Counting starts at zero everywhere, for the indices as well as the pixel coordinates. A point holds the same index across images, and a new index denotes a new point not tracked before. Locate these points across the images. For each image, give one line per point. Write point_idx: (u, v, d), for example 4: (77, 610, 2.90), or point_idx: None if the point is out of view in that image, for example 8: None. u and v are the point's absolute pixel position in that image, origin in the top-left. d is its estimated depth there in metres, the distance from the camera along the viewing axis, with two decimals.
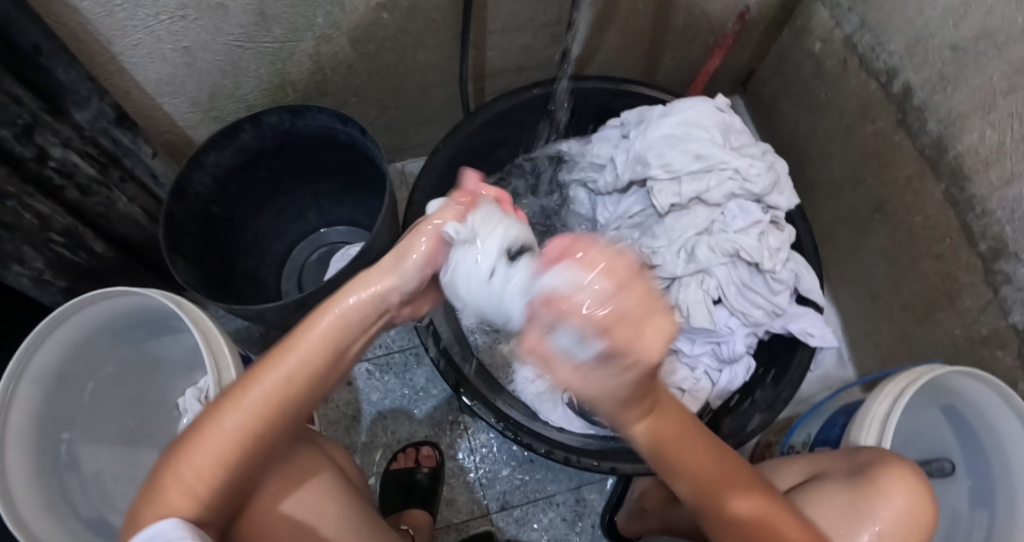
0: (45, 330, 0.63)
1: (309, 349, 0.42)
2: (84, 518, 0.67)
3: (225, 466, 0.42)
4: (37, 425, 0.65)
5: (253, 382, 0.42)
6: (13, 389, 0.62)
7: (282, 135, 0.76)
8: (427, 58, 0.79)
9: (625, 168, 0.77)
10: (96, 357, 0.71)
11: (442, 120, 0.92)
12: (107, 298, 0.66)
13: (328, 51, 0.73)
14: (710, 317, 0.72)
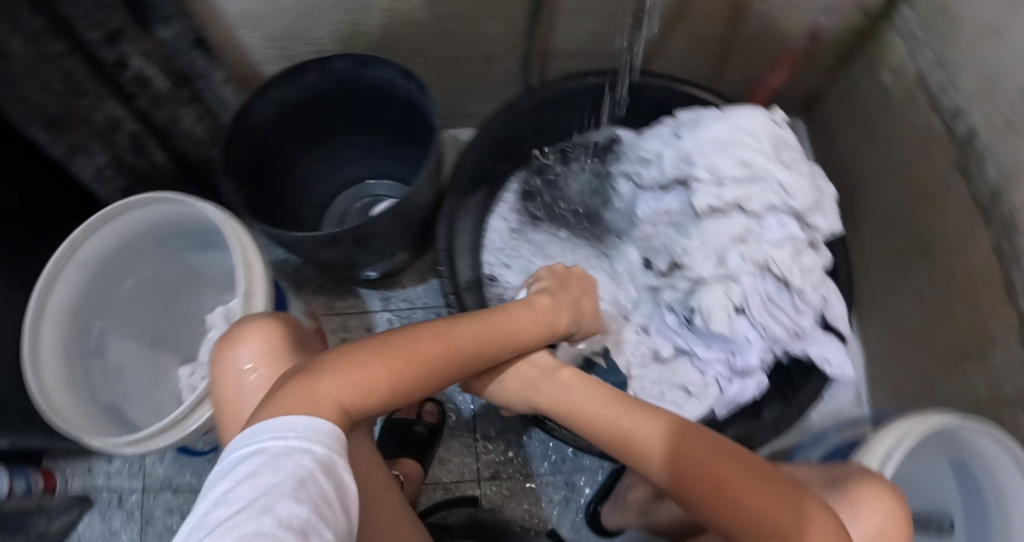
0: (96, 220, 0.69)
1: (517, 342, 0.57)
2: (101, 403, 0.71)
3: (406, 385, 0.47)
4: (75, 308, 0.70)
5: (467, 330, 0.53)
6: (59, 268, 0.68)
7: (345, 82, 0.78)
8: (495, 30, 0.81)
9: (670, 165, 0.78)
10: (138, 259, 0.76)
11: (502, 94, 0.94)
12: (159, 202, 0.71)
13: (403, 8, 0.76)
14: (730, 324, 0.72)
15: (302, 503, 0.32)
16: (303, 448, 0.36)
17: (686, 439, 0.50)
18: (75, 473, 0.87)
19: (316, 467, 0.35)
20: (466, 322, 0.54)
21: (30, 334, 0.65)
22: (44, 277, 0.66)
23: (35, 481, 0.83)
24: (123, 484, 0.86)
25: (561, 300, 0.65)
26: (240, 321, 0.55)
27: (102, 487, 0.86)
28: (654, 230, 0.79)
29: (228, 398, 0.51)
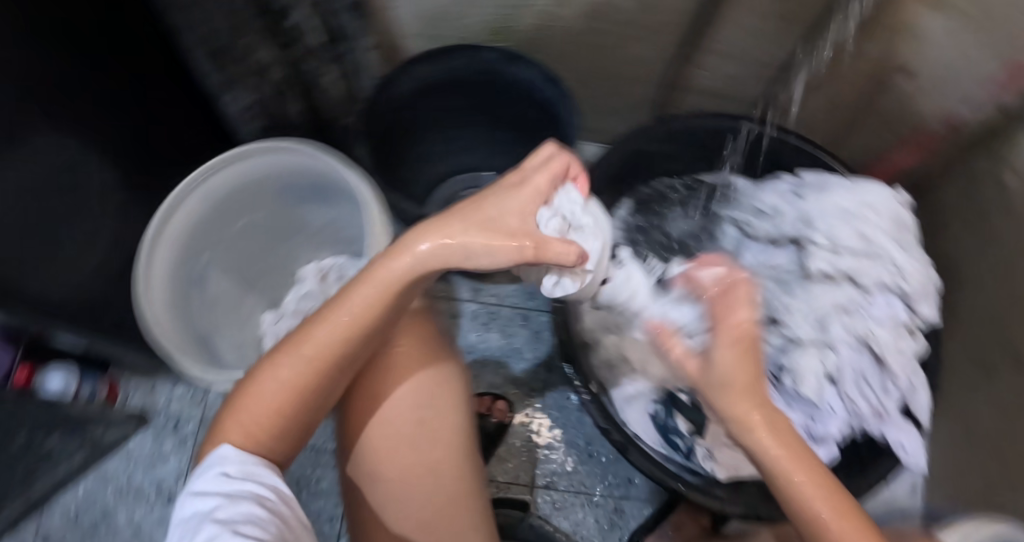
0: (232, 156, 0.71)
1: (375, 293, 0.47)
2: (196, 331, 0.73)
3: (298, 402, 0.47)
4: (192, 234, 0.73)
5: (329, 326, 0.47)
6: (186, 194, 0.70)
7: (486, 72, 0.81)
8: (641, 53, 0.86)
9: (790, 224, 0.79)
10: (258, 202, 0.78)
11: (630, 114, 0.97)
12: (289, 152, 0.73)
13: (558, 14, 0.80)
14: (817, 389, 0.72)
15: (250, 512, 0.41)
16: (225, 473, 0.43)
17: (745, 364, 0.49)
18: (138, 389, 0.89)
19: (233, 481, 0.43)
20: (320, 320, 0.47)
21: (149, 248, 0.68)
22: (173, 199, 0.68)
23: (99, 391, 0.85)
24: (182, 411, 0.87)
25: (409, 253, 0.46)
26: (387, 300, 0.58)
27: (162, 409, 0.87)
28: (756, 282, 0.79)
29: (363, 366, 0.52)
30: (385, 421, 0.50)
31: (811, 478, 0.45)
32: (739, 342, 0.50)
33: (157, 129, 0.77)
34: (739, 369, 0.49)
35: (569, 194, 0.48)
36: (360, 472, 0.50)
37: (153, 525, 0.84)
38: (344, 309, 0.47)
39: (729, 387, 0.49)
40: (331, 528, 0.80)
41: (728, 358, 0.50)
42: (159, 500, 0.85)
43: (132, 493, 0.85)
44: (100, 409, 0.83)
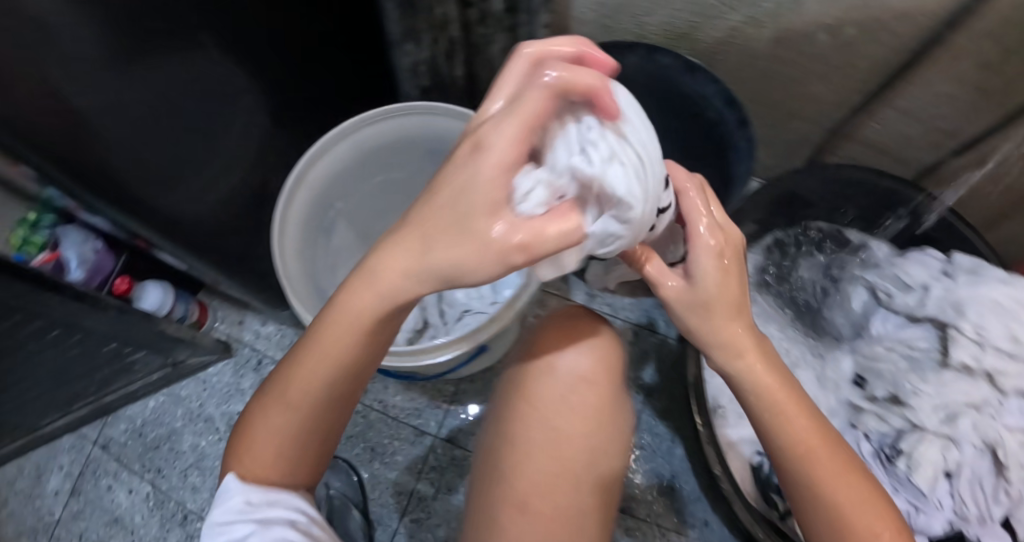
0: (387, 110, 0.67)
1: (355, 329, 0.45)
2: (316, 282, 0.70)
3: (298, 440, 0.47)
4: (328, 182, 0.69)
5: (310, 368, 0.46)
6: (335, 141, 0.67)
7: (659, 77, 0.80)
8: (820, 91, 0.82)
9: (935, 304, 0.74)
10: (396, 159, 0.74)
11: (780, 152, 0.95)
12: (443, 116, 0.68)
13: (748, 33, 0.78)
14: (931, 480, 0.68)
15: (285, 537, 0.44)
16: (245, 501, 0.46)
17: (729, 281, 0.50)
18: (225, 319, 0.88)
19: (258, 507, 0.45)
20: (298, 363, 0.47)
21: (292, 188, 0.64)
22: (321, 144, 0.65)
23: (191, 312, 0.84)
24: (267, 351, 0.86)
25: (370, 288, 0.44)
26: (567, 315, 0.54)
27: (247, 344, 0.87)
28: (887, 356, 0.76)
29: (538, 386, 0.49)
30: (562, 455, 0.47)
31: (786, 399, 0.52)
32: (720, 249, 0.50)
33: (336, 70, 0.76)
34: (722, 289, 0.50)
35: (571, 134, 0.38)
36: (504, 496, 0.47)
37: (214, 458, 0.82)
38: (316, 348, 0.46)
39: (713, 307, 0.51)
40: (398, 502, 0.79)
41: (720, 274, 0.50)
42: (226, 435, 0.83)
43: (201, 421, 0.84)
44: (191, 333, 0.80)
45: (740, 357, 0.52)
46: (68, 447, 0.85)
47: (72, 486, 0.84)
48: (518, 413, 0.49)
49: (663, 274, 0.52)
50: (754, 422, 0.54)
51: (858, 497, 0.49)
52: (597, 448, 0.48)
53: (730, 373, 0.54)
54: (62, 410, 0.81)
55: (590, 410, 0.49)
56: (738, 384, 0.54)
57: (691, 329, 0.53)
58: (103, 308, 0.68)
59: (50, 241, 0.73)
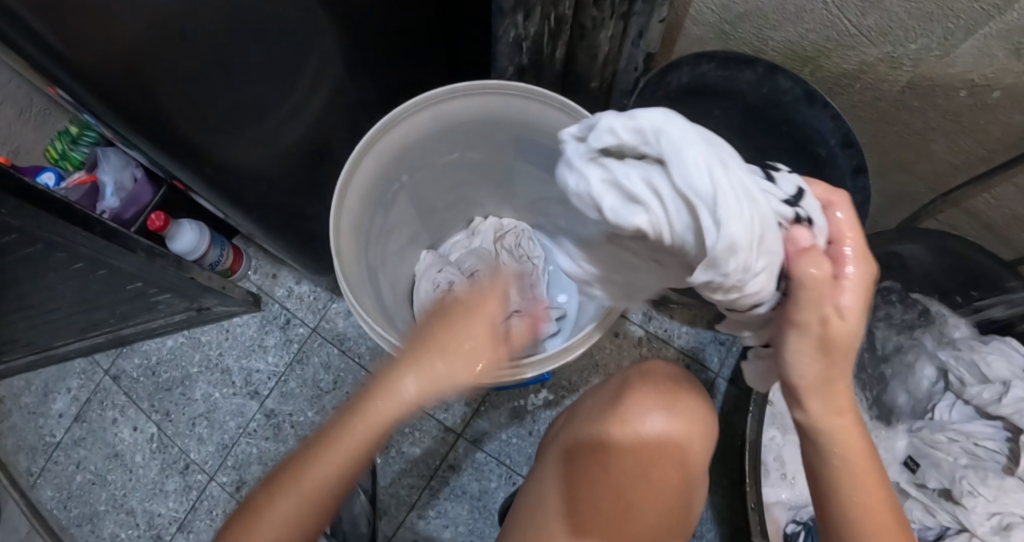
0: (481, 85, 0.60)
1: (368, 432, 0.41)
2: (367, 263, 0.65)
3: (301, 530, 0.42)
4: (401, 152, 0.63)
5: (327, 466, 0.41)
6: (412, 112, 0.60)
7: (770, 101, 0.73)
8: (939, 150, 0.74)
9: (1013, 405, 0.69)
10: (479, 139, 0.68)
11: (875, 201, 0.88)
12: (537, 105, 0.61)
13: (881, 72, 0.70)
14: None
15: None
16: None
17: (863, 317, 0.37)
18: (259, 269, 0.85)
19: None
20: (309, 459, 0.41)
21: (360, 154, 0.58)
22: (397, 114, 0.58)
23: (225, 258, 0.80)
24: (297, 312, 0.83)
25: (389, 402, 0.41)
26: (648, 376, 0.49)
27: (277, 300, 0.84)
28: (947, 446, 0.72)
29: (621, 465, 0.45)
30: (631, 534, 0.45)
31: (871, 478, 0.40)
32: (869, 287, 0.37)
33: (427, 28, 0.69)
34: (852, 338, 0.36)
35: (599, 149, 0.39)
36: None
37: (225, 412, 0.79)
38: (321, 454, 0.41)
39: (833, 353, 0.37)
40: (408, 495, 0.76)
41: (855, 319, 0.36)
42: (242, 390, 0.80)
43: (217, 371, 0.81)
44: (222, 284, 0.76)
45: (836, 417, 0.39)
46: (80, 370, 0.83)
47: (77, 412, 0.82)
48: (587, 478, 0.46)
49: (813, 298, 0.36)
50: (814, 487, 0.43)
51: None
52: (666, 528, 0.45)
53: (812, 431, 0.40)
54: (78, 335, 0.78)
55: (669, 490, 0.45)
56: (813, 445, 0.41)
57: (795, 373, 0.38)
58: (132, 249, 0.63)
59: (88, 160, 0.73)
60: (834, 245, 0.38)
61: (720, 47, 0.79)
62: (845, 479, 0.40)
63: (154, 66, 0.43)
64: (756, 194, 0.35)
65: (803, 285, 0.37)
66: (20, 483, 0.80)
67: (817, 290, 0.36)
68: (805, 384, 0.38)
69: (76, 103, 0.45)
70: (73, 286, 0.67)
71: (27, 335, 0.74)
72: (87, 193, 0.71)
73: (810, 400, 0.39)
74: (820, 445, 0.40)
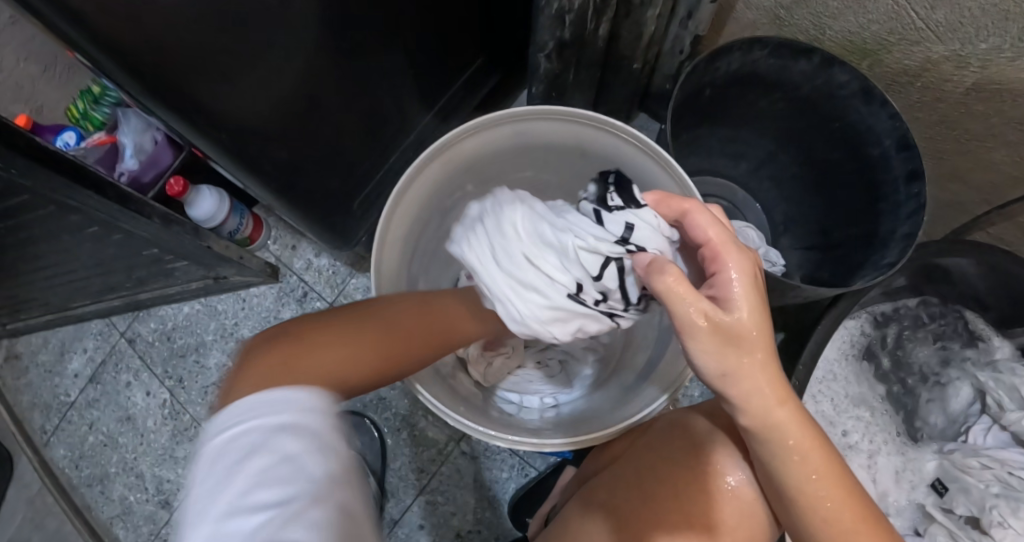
0: (575, 113, 0.55)
1: (438, 317, 0.46)
2: (409, 274, 0.60)
3: (378, 367, 0.37)
4: (467, 166, 0.59)
5: (409, 316, 0.43)
6: (493, 124, 0.56)
7: (823, 96, 0.68)
8: (999, 158, 0.69)
9: None
10: (553, 163, 0.63)
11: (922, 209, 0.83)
12: (627, 141, 0.56)
13: (945, 71, 0.65)
14: None
15: (317, 515, 0.25)
16: (312, 421, 0.28)
17: (751, 304, 0.37)
18: (278, 240, 0.83)
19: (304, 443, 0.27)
20: (390, 313, 0.42)
21: (427, 160, 0.55)
22: (477, 123, 0.54)
23: (244, 226, 0.78)
24: (315, 285, 0.81)
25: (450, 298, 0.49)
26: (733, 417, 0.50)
27: (295, 272, 0.82)
28: (979, 472, 0.68)
29: (692, 504, 0.46)
30: None
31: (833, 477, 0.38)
32: (751, 276, 0.38)
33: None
34: (761, 323, 0.37)
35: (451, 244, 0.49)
36: None
37: None
38: (397, 314, 0.42)
39: (740, 340, 0.37)
40: (417, 479, 0.75)
41: (749, 308, 0.37)
42: None
43: (232, 341, 0.80)
44: (239, 254, 0.74)
45: (780, 407, 0.38)
46: (96, 332, 0.83)
47: (92, 374, 0.82)
48: (659, 510, 0.46)
49: (681, 291, 0.36)
50: (774, 489, 0.41)
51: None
52: None
53: (754, 433, 0.39)
54: (95, 296, 0.78)
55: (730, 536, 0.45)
56: (757, 444, 0.40)
57: (714, 368, 0.38)
58: (148, 216, 0.62)
59: (110, 122, 0.71)
60: (707, 249, 0.40)
61: (773, 34, 0.74)
62: (793, 477, 0.39)
63: (161, 23, 0.41)
64: (549, 269, 0.44)
65: (663, 292, 0.37)
66: (33, 440, 0.81)
67: (680, 290, 0.36)
68: (735, 381, 0.38)
69: (93, 66, 0.44)
70: (88, 248, 0.66)
71: (46, 291, 0.75)
72: (108, 153, 0.70)
73: (745, 393, 0.38)
74: (760, 439, 0.39)
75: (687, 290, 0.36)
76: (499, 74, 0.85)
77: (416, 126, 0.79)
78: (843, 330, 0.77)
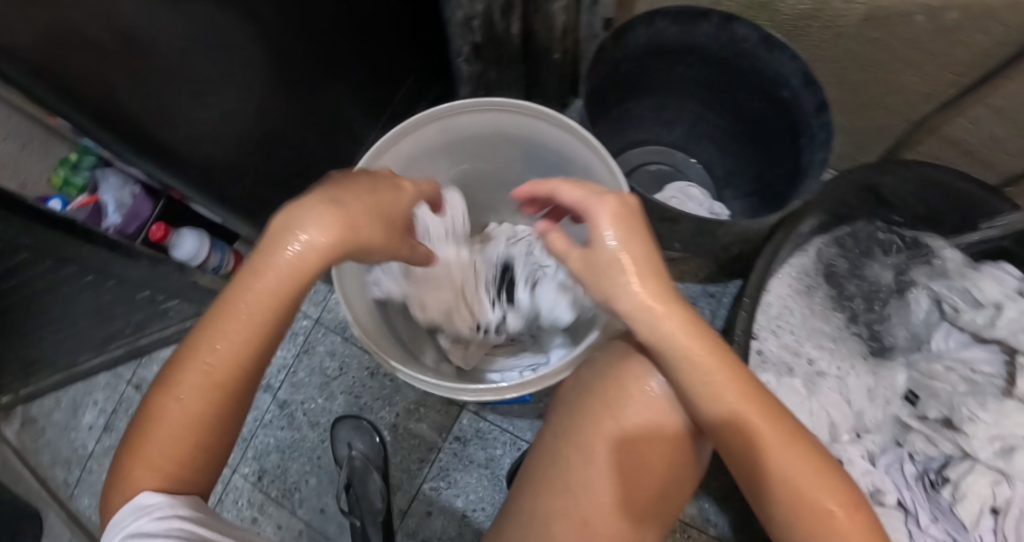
0: (491, 102, 0.62)
1: (272, 276, 0.41)
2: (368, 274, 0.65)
3: (223, 391, 0.41)
4: (407, 164, 0.65)
5: (233, 324, 0.41)
6: (423, 123, 0.62)
7: (729, 50, 0.73)
8: (906, 80, 0.74)
9: (1008, 327, 0.68)
10: (485, 151, 0.70)
11: (853, 141, 0.87)
12: (542, 120, 0.62)
13: (836, 8, 0.70)
14: (972, 513, 0.65)
15: None
16: (159, 514, 0.39)
17: (627, 239, 0.43)
18: None
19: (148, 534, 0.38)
20: (208, 327, 0.41)
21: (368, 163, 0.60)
22: (407, 124, 0.60)
23: (226, 261, 0.83)
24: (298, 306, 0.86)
25: (275, 272, 0.41)
26: None
27: None
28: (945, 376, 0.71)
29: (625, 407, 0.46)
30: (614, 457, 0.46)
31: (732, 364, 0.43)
32: (622, 214, 0.44)
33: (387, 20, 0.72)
34: (627, 251, 0.43)
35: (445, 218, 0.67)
36: (546, 485, 0.47)
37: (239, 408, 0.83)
38: (220, 323, 0.41)
39: (620, 264, 0.43)
40: (418, 469, 0.79)
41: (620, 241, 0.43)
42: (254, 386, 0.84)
43: None
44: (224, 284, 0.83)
45: (669, 314, 0.43)
46: (104, 384, 0.89)
47: (105, 423, 0.88)
48: (597, 418, 0.47)
49: (561, 240, 0.47)
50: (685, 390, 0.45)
51: (832, 492, 0.41)
52: (651, 470, 0.45)
53: (655, 343, 0.44)
54: (98, 347, 0.84)
55: (662, 439, 0.46)
56: (661, 354, 0.44)
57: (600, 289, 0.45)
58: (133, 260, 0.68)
59: (89, 183, 0.73)
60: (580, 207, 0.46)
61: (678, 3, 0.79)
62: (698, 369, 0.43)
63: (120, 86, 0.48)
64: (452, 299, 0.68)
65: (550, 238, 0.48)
66: (59, 495, 0.87)
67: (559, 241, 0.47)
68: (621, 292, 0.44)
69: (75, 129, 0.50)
70: (84, 300, 0.73)
71: (53, 350, 0.81)
72: (92, 213, 0.72)
73: (630, 301, 0.44)
74: (662, 343, 0.43)
75: (559, 241, 0.47)
76: (438, 85, 0.91)
77: (365, 143, 0.85)
78: (795, 264, 0.80)
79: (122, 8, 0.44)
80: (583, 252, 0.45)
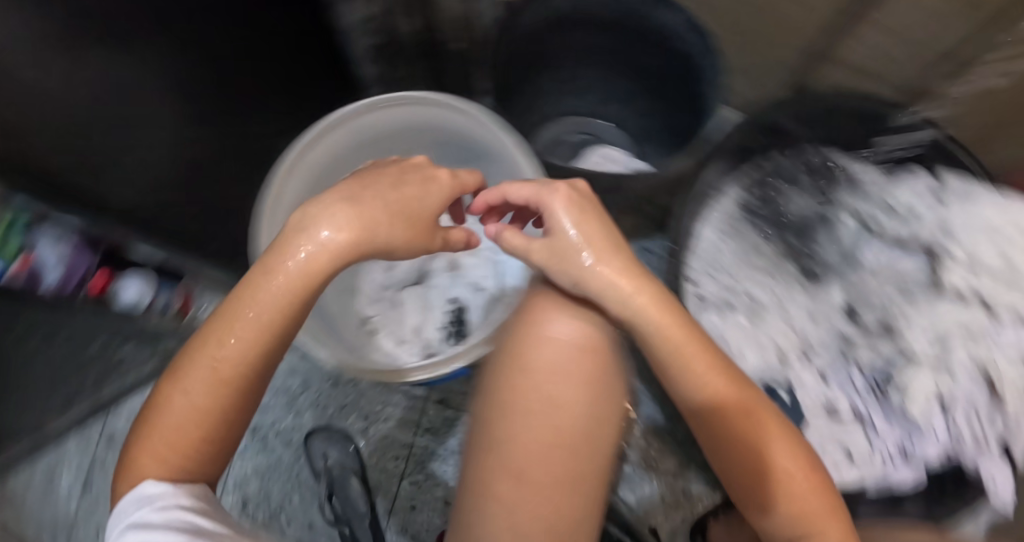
0: (391, 97, 0.65)
1: (285, 280, 0.45)
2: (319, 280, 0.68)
3: (232, 389, 0.44)
4: (322, 172, 0.67)
5: (246, 324, 0.44)
6: (328, 128, 0.64)
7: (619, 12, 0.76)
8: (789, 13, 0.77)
9: (926, 231, 0.72)
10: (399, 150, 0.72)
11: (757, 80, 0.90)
12: (442, 107, 0.66)
13: None
14: (920, 408, 0.71)
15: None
16: (162, 502, 0.41)
17: (586, 224, 0.50)
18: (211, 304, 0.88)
19: (152, 519, 0.40)
20: (220, 326, 0.44)
21: (281, 174, 0.62)
22: (312, 131, 0.63)
23: (173, 301, 0.83)
24: None
25: (290, 276, 0.45)
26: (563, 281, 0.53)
27: None
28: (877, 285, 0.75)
29: (530, 348, 0.48)
30: (526, 397, 0.46)
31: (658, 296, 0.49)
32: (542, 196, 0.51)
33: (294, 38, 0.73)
34: (585, 234, 0.49)
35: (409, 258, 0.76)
36: (478, 441, 0.47)
37: None
38: (230, 328, 0.44)
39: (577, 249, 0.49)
40: (395, 467, 0.80)
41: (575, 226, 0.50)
42: None
43: None
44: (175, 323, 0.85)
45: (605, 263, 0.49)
46: (73, 445, 0.89)
47: (80, 484, 0.87)
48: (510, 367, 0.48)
49: (518, 241, 0.53)
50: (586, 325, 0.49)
51: (787, 449, 0.48)
52: (563, 403, 0.46)
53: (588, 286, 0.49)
54: (61, 409, 0.84)
55: (572, 374, 0.47)
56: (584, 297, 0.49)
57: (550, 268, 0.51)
58: None
59: (25, 246, 0.72)
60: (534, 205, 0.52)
61: None
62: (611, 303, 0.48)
63: None
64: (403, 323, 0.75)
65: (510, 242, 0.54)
66: None
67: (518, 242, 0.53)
68: (572, 267, 0.49)
69: None
70: None
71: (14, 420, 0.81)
72: (32, 273, 0.74)
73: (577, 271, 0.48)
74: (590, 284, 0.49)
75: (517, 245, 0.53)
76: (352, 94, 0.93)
77: None
78: (719, 208, 0.80)
79: (3, 55, 0.46)
80: (542, 246, 0.51)
